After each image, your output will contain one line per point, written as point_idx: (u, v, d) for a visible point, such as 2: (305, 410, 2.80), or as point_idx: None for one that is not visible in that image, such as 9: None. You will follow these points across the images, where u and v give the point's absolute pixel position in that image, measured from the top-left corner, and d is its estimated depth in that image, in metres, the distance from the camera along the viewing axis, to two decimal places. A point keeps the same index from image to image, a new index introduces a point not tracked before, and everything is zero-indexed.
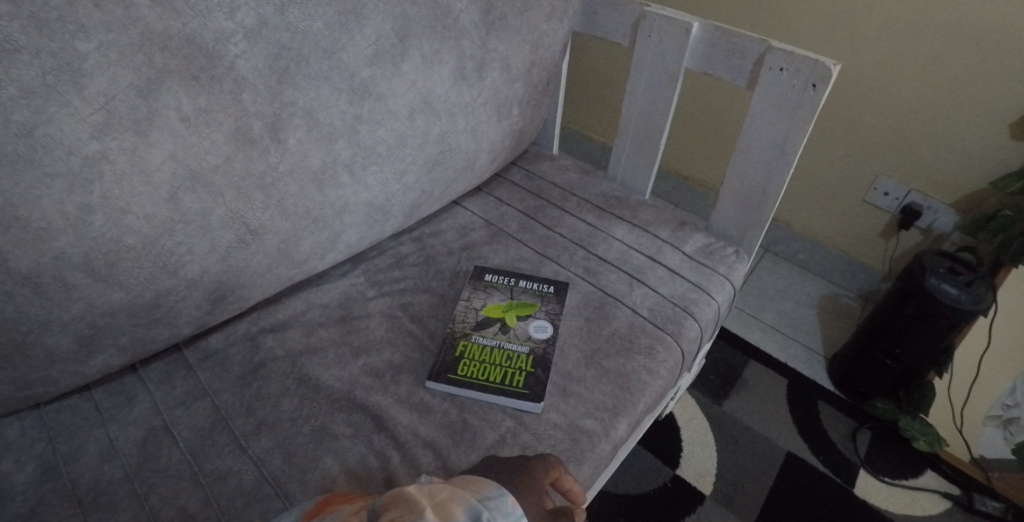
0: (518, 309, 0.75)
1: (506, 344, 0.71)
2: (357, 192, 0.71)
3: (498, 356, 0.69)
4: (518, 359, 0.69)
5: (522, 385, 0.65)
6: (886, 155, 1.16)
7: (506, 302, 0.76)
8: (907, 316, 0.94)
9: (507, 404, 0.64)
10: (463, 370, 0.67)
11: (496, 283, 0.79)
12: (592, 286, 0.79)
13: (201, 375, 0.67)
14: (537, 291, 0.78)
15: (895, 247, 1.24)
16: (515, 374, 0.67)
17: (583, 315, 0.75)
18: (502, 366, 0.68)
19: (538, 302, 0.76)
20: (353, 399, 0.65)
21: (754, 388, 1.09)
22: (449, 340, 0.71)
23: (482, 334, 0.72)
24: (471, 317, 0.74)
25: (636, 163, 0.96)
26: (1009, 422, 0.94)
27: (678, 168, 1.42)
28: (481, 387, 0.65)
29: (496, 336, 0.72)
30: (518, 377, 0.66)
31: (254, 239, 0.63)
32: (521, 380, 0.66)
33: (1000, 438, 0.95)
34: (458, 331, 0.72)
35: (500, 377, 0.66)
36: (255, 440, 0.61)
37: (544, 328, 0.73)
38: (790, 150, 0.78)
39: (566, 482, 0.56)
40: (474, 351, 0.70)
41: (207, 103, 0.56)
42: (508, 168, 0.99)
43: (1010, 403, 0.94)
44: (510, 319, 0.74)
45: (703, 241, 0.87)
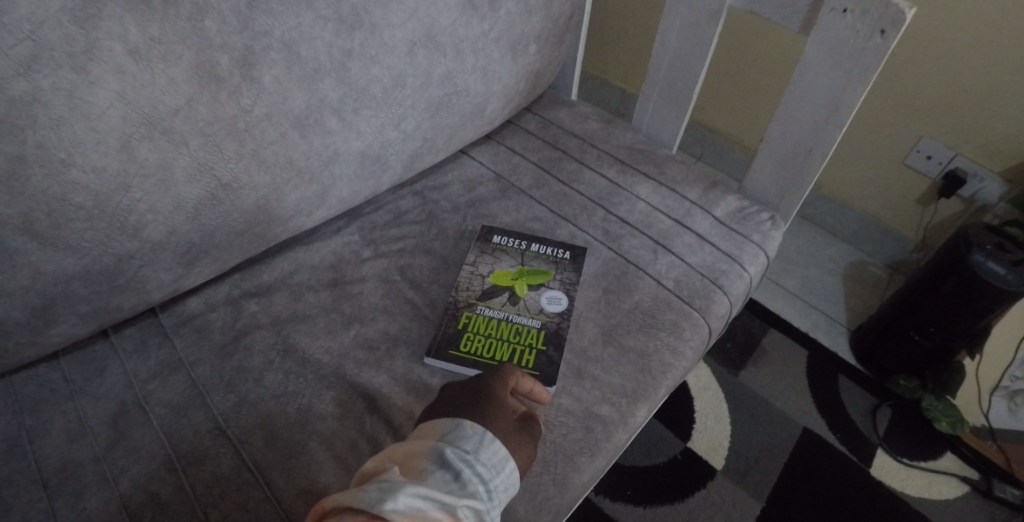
0: (530, 277, 0.68)
1: (515, 317, 0.64)
2: (348, 140, 0.61)
3: (506, 331, 0.62)
4: (529, 335, 0.62)
5: (533, 366, 0.59)
6: (932, 114, 1.05)
7: (515, 268, 0.69)
8: (944, 294, 0.87)
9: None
10: (466, 345, 0.61)
11: (506, 246, 0.71)
12: (612, 252, 0.71)
13: (178, 343, 0.61)
14: (551, 257, 0.70)
15: (933, 214, 1.15)
16: (525, 353, 0.60)
17: (601, 285, 0.68)
18: (510, 342, 0.61)
19: (552, 269, 0.69)
20: (344, 375, 0.59)
21: (772, 358, 1.04)
22: (451, 310, 0.64)
23: (488, 304, 0.65)
24: (477, 284, 0.67)
25: (663, 114, 0.85)
26: (1016, 394, 0.88)
27: (710, 124, 1.32)
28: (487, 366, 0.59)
29: (504, 307, 0.65)
30: (528, 356, 0.60)
31: (229, 194, 0.55)
32: (531, 360, 0.60)
33: (1004, 408, 0.89)
34: (461, 301, 0.65)
35: (508, 355, 0.60)
36: (234, 419, 0.55)
37: (558, 300, 0.65)
38: (846, 105, 0.68)
39: (525, 384, 0.55)
40: (479, 323, 0.63)
41: (160, 32, 0.46)
42: (520, 114, 0.89)
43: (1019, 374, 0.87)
44: (520, 288, 0.67)
45: (737, 203, 0.78)
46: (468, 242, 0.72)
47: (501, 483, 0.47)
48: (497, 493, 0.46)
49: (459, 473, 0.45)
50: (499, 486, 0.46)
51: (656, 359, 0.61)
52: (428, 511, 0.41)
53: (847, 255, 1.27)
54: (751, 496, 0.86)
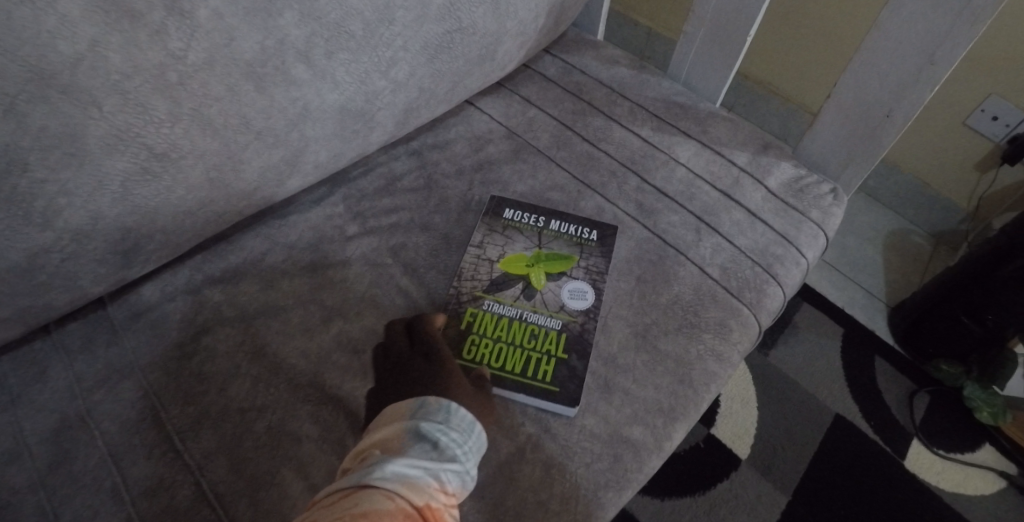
0: (550, 264, 0.57)
1: (531, 315, 0.53)
2: (321, 92, 0.48)
3: (519, 334, 0.52)
4: (547, 340, 0.52)
5: (552, 380, 0.49)
6: (1005, 68, 0.90)
7: (531, 252, 0.58)
8: (1000, 278, 0.77)
9: (532, 404, 0.48)
10: (471, 352, 0.51)
11: (519, 223, 0.60)
12: (646, 232, 0.60)
13: (128, 341, 0.51)
14: (574, 238, 0.59)
15: (990, 183, 1.02)
16: (543, 362, 0.50)
17: (633, 275, 0.56)
18: (523, 349, 0.51)
19: (576, 255, 0.57)
20: (323, 386, 0.49)
21: (805, 335, 0.95)
22: (453, 306, 0.53)
23: (498, 299, 0.54)
24: (484, 272, 0.56)
25: (708, 59, 0.71)
26: None
27: (758, 77, 1.18)
28: (496, 380, 0.49)
29: (517, 303, 0.54)
30: (547, 366, 0.50)
31: (168, 167, 0.43)
32: (549, 372, 0.49)
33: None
34: (465, 293, 0.54)
35: (522, 365, 0.50)
36: (194, 438, 0.46)
37: (584, 294, 0.55)
38: (947, 56, 0.54)
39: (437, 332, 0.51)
40: (486, 323, 0.52)
41: None
42: (537, 56, 0.75)
43: None
44: (536, 278, 0.56)
45: (792, 171, 0.66)
46: (475, 216, 0.60)
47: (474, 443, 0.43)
48: (477, 454, 0.44)
49: (436, 442, 0.42)
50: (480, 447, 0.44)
51: (698, 368, 0.51)
52: (415, 481, 0.39)
53: (890, 218, 1.15)
54: (777, 489, 0.79)
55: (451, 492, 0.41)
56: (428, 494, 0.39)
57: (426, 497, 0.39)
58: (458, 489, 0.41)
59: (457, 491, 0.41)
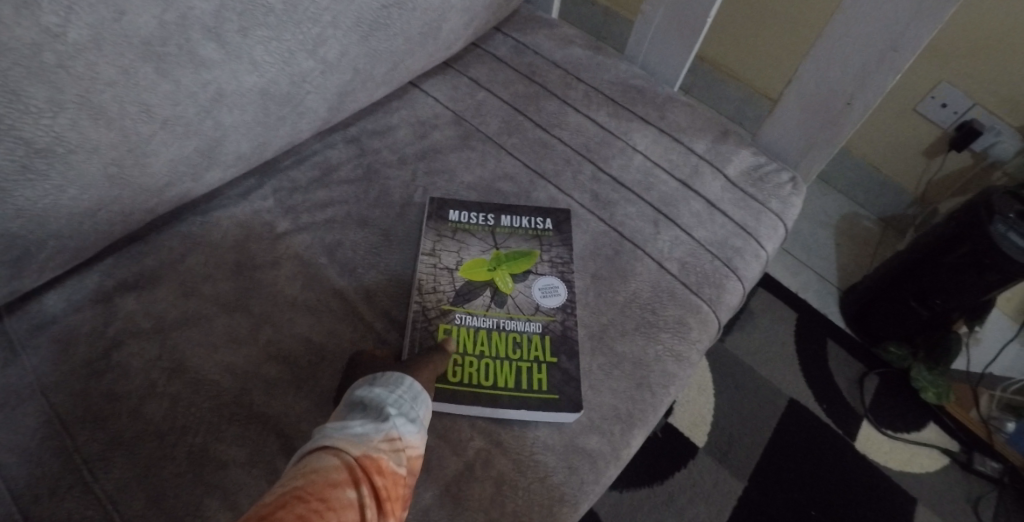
0: (513, 264, 0.54)
1: (508, 322, 0.50)
2: (238, 74, 0.43)
3: (502, 344, 0.49)
4: (533, 345, 0.49)
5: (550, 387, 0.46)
6: (954, 55, 0.91)
7: (490, 255, 0.54)
8: (948, 264, 0.79)
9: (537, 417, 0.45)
10: (459, 374, 0.46)
11: (469, 225, 0.56)
12: (601, 223, 0.57)
13: (25, 359, 0.45)
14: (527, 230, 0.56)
15: (937, 168, 1.04)
16: (536, 370, 0.47)
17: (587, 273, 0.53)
18: (511, 360, 0.48)
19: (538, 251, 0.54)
20: (252, 404, 0.45)
21: (760, 320, 0.95)
22: (423, 325, 0.49)
23: (468, 311, 0.50)
24: (445, 281, 0.52)
25: (665, 39, 0.68)
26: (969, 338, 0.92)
27: (715, 58, 1.16)
28: (494, 399, 0.45)
29: (490, 311, 0.50)
30: (541, 374, 0.47)
31: (54, 163, 0.37)
32: (544, 380, 0.47)
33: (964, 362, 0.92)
34: (433, 308, 0.50)
35: (515, 378, 0.47)
36: (105, 467, 0.41)
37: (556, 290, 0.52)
38: (910, 43, 0.53)
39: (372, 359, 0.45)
40: (464, 338, 0.49)
41: None
42: (487, 34, 0.70)
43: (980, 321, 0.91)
44: (502, 281, 0.52)
45: (752, 159, 0.64)
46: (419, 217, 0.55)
47: (410, 394, 0.40)
48: (420, 405, 0.40)
49: (368, 403, 0.38)
50: (419, 396, 0.40)
51: (656, 370, 0.49)
52: (350, 438, 0.35)
53: (842, 201, 1.16)
54: (734, 476, 0.80)
55: (398, 439, 0.36)
56: (368, 444, 0.35)
57: (367, 448, 0.35)
58: (407, 436, 0.37)
59: (407, 439, 0.37)
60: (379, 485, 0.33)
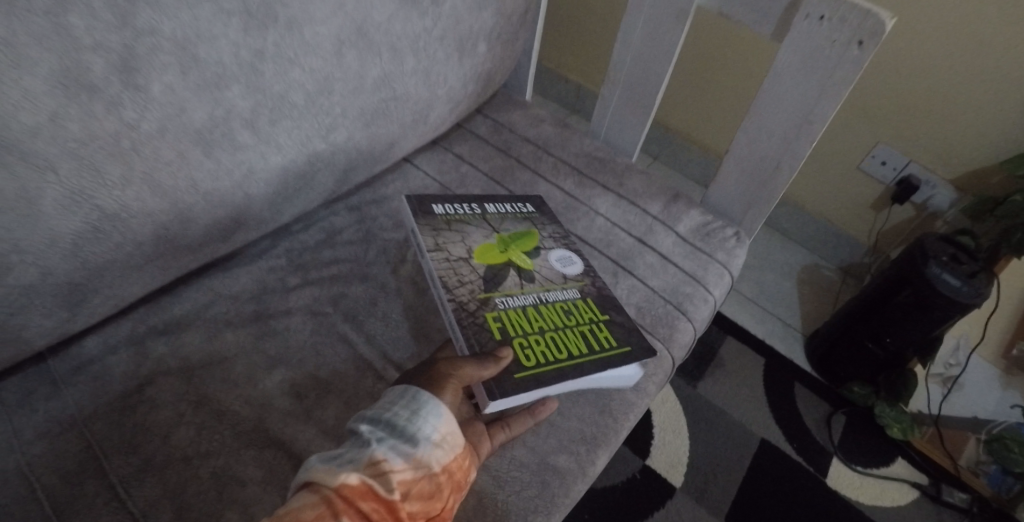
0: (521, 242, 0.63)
1: (549, 295, 0.59)
2: (266, 156, 0.53)
3: (557, 314, 0.57)
4: (583, 311, 0.59)
5: (615, 342, 0.57)
6: (888, 120, 1.05)
7: (495, 238, 0.63)
8: (898, 303, 0.88)
9: (619, 372, 0.55)
10: (535, 355, 0.52)
11: (461, 216, 0.64)
12: (568, 233, 0.68)
13: (66, 395, 0.52)
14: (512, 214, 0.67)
15: (884, 220, 1.15)
16: (599, 330, 0.57)
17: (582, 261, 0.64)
18: (568, 330, 0.56)
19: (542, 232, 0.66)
20: (267, 431, 0.51)
21: (729, 367, 1.02)
22: (471, 319, 0.53)
23: (509, 297, 0.57)
24: (466, 274, 0.58)
25: (622, 118, 0.80)
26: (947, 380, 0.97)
27: (668, 123, 1.29)
28: (576, 366, 0.53)
29: (526, 290, 0.58)
30: (605, 333, 0.57)
31: (118, 225, 0.46)
32: (600, 340, 0.56)
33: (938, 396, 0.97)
34: (473, 300, 0.55)
35: (585, 341, 0.55)
36: (136, 487, 0.47)
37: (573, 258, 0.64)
38: (818, 117, 0.63)
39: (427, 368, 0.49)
40: (517, 321, 0.55)
41: (7, 26, 0.36)
42: (470, 116, 0.82)
43: (952, 361, 0.97)
44: (513, 259, 0.61)
45: (700, 219, 0.74)
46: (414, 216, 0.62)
47: (409, 413, 0.45)
48: (421, 421, 0.44)
49: (369, 429, 0.44)
50: (417, 411, 0.45)
51: (620, 380, 0.57)
52: (339, 469, 0.41)
53: (802, 256, 1.26)
54: (709, 514, 0.84)
55: (387, 465, 0.42)
56: (355, 474, 0.41)
57: (353, 477, 0.41)
58: (397, 459, 0.43)
59: (396, 463, 0.42)
60: (361, 513, 0.39)
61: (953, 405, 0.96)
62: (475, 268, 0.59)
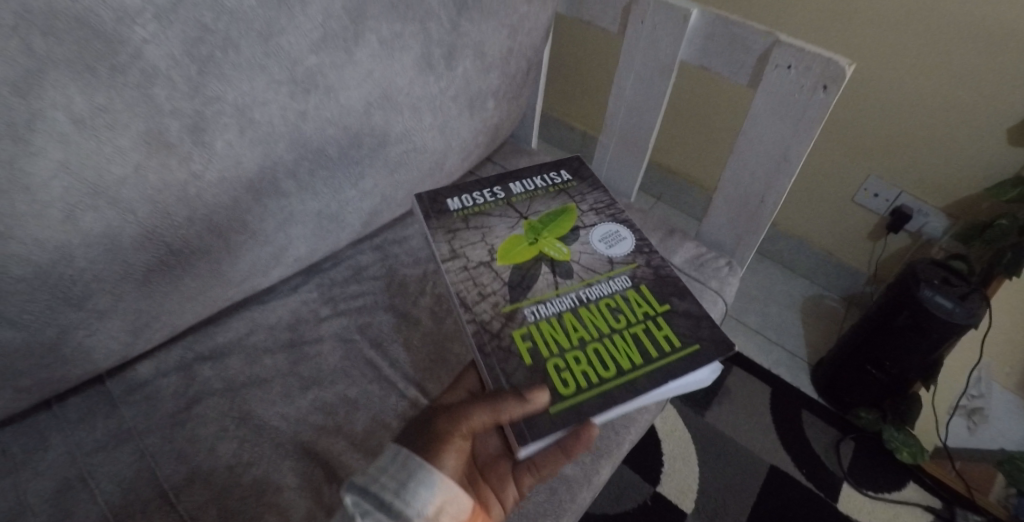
0: (548, 224, 0.66)
1: (590, 291, 0.59)
2: (304, 201, 0.61)
3: (602, 316, 0.57)
4: (632, 307, 0.58)
5: (674, 339, 0.55)
6: (878, 156, 1.08)
7: (522, 227, 0.66)
8: (897, 326, 0.91)
9: (689, 373, 0.53)
10: (577, 379, 0.51)
11: (484, 205, 0.68)
12: (605, 197, 0.71)
13: (125, 413, 0.58)
14: (539, 190, 0.71)
15: (882, 248, 1.18)
16: (654, 327, 0.56)
17: (623, 225, 0.67)
18: (614, 340, 0.55)
19: (570, 203, 0.69)
20: (301, 443, 0.57)
21: (737, 396, 1.05)
22: (497, 343, 0.54)
23: (543, 307, 0.57)
24: (486, 283, 0.59)
25: (619, 161, 0.87)
26: (972, 412, 0.99)
27: (665, 163, 1.36)
28: (630, 380, 0.52)
29: (563, 294, 0.59)
30: (665, 329, 0.56)
31: (180, 260, 0.54)
32: (653, 347, 0.54)
33: (964, 428, 0.98)
34: (496, 318, 0.56)
35: (636, 344, 0.55)
36: (187, 492, 0.53)
37: (610, 230, 0.66)
38: (794, 154, 0.69)
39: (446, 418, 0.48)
40: (554, 335, 0.55)
41: (107, 100, 0.45)
42: (481, 163, 0.90)
43: (975, 393, 1.00)
44: (543, 248, 0.63)
45: (694, 251, 0.80)
46: (429, 218, 0.66)
47: (403, 481, 0.43)
48: (415, 492, 0.43)
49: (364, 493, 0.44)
50: (406, 486, 0.43)
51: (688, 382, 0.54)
52: None
53: (805, 287, 1.30)
54: None
55: None
56: None
57: None
58: None
59: None
60: None
61: (982, 438, 0.97)
62: (498, 271, 0.61)
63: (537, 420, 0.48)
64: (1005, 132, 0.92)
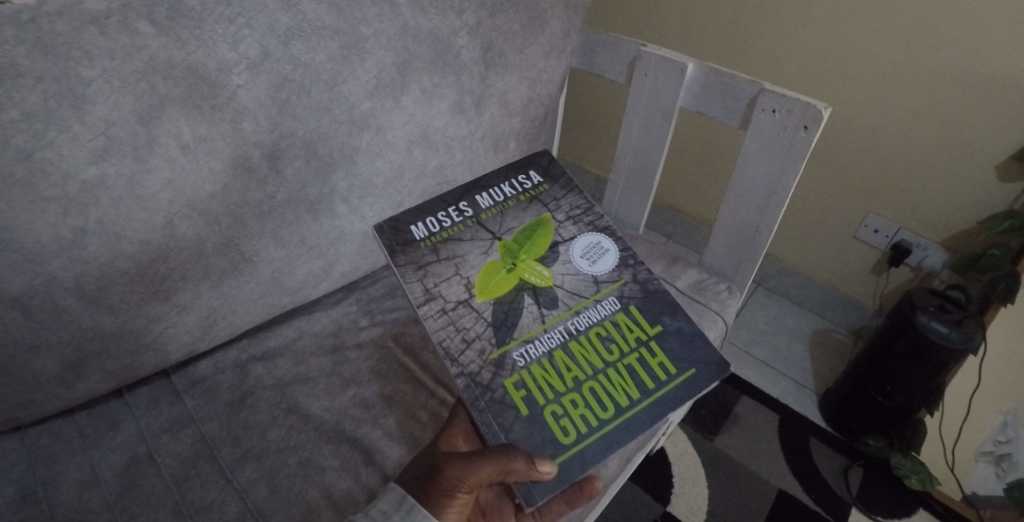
0: (525, 242, 0.66)
1: (578, 320, 0.60)
2: (352, 222, 0.71)
3: (594, 348, 0.58)
4: (623, 334, 0.60)
5: (669, 365, 0.58)
6: (875, 194, 1.14)
7: (498, 250, 0.65)
8: (899, 354, 0.96)
9: (687, 402, 0.56)
10: (577, 424, 0.53)
11: (453, 227, 0.67)
12: (580, 200, 0.70)
13: (188, 401, 0.67)
14: (508, 201, 0.69)
15: (885, 283, 1.23)
16: (648, 355, 0.58)
17: (604, 234, 0.67)
18: (610, 376, 0.56)
19: (545, 213, 0.68)
20: (342, 432, 0.64)
21: (746, 424, 1.10)
22: (490, 396, 0.55)
23: (528, 346, 0.58)
24: (469, 327, 0.59)
25: (628, 198, 0.96)
26: (1001, 458, 0.98)
27: (672, 204, 1.45)
28: (630, 419, 0.54)
29: (550, 327, 0.59)
30: (658, 356, 0.58)
31: (248, 266, 0.64)
32: (646, 375, 0.57)
33: (993, 476, 0.99)
34: (485, 368, 0.57)
35: (632, 376, 0.57)
36: (240, 470, 0.61)
37: (592, 242, 0.66)
38: (783, 188, 0.77)
39: (462, 471, 0.50)
40: (547, 378, 0.56)
41: (206, 131, 0.56)
42: None
43: (1001, 438, 0.98)
44: (521, 274, 0.63)
45: (696, 277, 0.87)
46: (396, 254, 0.65)
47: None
48: None
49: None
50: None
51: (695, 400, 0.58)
52: None
53: (813, 321, 1.35)
54: None
55: None
56: None
57: None
58: None
59: None
60: None
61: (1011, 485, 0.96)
62: (478, 310, 0.61)
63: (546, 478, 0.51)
64: (994, 171, 0.99)
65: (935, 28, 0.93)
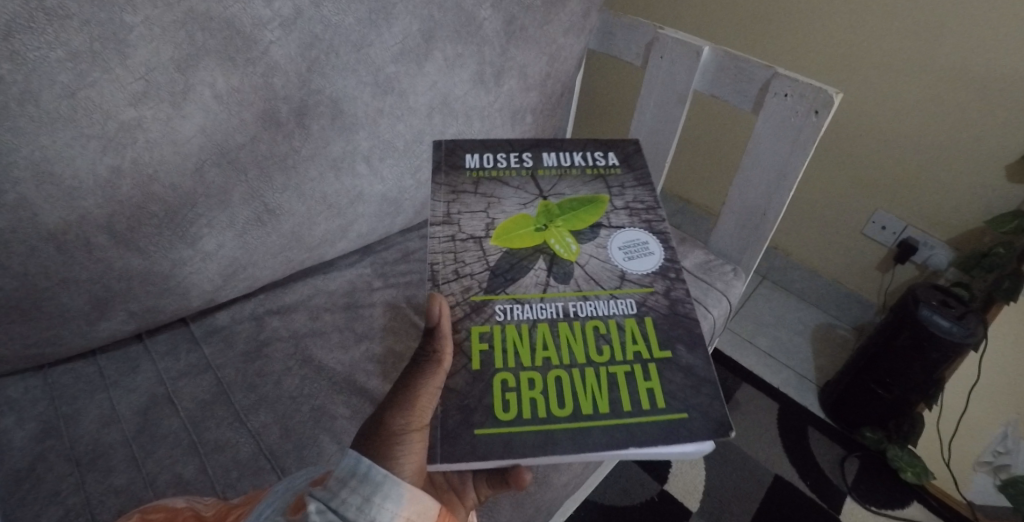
0: (567, 213, 0.62)
1: (583, 306, 0.54)
2: (372, 183, 0.73)
3: (584, 341, 0.51)
4: (623, 341, 0.52)
5: (659, 398, 0.48)
6: (884, 190, 1.15)
7: (537, 207, 0.62)
8: (900, 345, 0.97)
9: (660, 447, 0.46)
10: (521, 407, 0.47)
11: (506, 169, 0.66)
12: (647, 196, 0.65)
13: (205, 349, 0.69)
14: (572, 168, 0.67)
15: (890, 280, 1.24)
16: (640, 375, 0.49)
17: (654, 237, 0.62)
18: (581, 380, 0.49)
19: (604, 194, 0.65)
20: (354, 383, 0.66)
21: (744, 412, 1.13)
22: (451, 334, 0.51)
23: (518, 304, 0.54)
24: (467, 263, 0.57)
25: None
26: (998, 469, 0.99)
27: (681, 192, 1.48)
28: (584, 424, 0.47)
29: (547, 298, 0.54)
30: (651, 381, 0.49)
31: (271, 219, 0.67)
32: (626, 395, 0.48)
33: (989, 485, 1.00)
34: (461, 305, 0.53)
35: (610, 389, 0.48)
36: (254, 414, 0.63)
37: (637, 239, 0.61)
38: (790, 171, 0.79)
39: (405, 405, 0.45)
40: (517, 344, 0.51)
41: (239, 83, 0.58)
42: None
43: (1000, 450, 0.99)
44: (545, 239, 0.60)
45: (702, 257, 0.90)
46: (439, 172, 0.66)
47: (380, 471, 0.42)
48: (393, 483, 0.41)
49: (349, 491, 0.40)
50: (372, 498, 0.40)
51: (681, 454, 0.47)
52: None
53: (816, 316, 1.36)
54: None
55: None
56: None
57: None
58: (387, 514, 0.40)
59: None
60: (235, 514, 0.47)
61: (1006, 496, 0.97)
62: (486, 251, 0.58)
63: (460, 439, 0.45)
64: (1003, 170, 1.00)
65: (953, 25, 0.94)
